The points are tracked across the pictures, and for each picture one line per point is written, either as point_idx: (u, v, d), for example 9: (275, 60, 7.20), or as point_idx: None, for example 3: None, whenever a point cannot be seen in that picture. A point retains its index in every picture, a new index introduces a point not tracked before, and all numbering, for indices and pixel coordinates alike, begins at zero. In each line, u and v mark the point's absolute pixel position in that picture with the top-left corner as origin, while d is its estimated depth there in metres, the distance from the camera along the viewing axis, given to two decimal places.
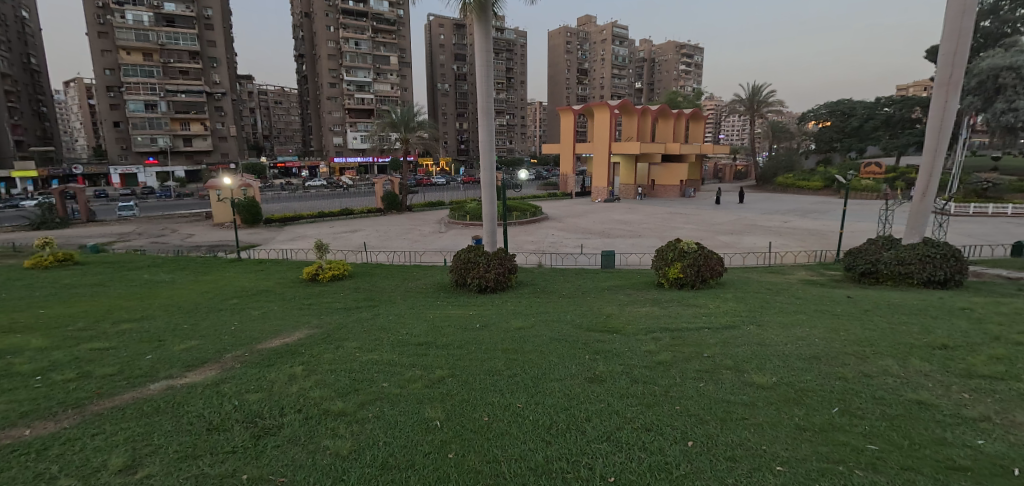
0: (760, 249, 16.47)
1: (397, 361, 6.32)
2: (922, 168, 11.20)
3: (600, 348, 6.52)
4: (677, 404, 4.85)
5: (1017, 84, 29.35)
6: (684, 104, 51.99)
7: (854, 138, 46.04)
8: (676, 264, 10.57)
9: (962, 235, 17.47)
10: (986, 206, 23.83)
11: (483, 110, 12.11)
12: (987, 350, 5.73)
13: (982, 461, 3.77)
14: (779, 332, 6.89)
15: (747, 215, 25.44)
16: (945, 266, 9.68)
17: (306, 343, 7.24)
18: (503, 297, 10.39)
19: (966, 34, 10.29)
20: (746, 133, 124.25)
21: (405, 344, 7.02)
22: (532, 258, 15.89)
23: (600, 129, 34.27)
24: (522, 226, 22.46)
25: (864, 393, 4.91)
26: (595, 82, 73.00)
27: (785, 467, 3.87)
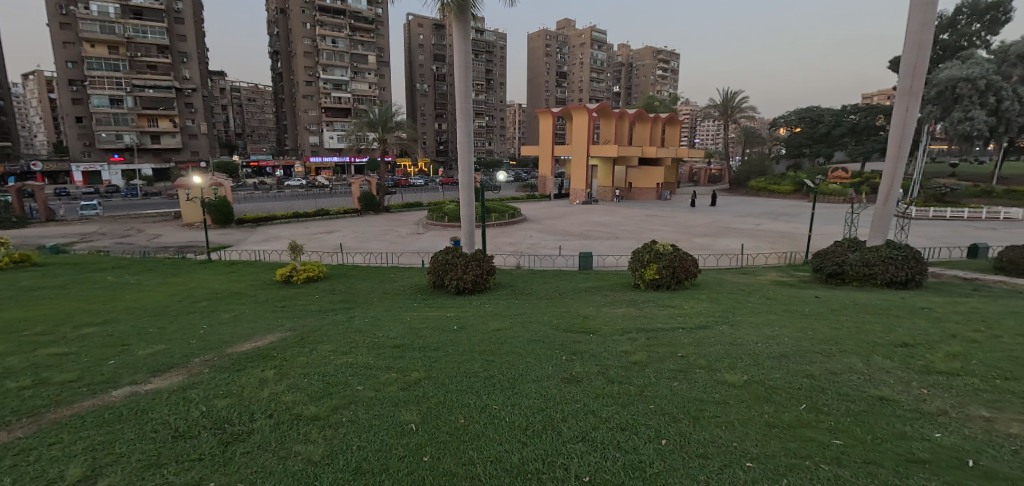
0: (733, 251, 16.84)
1: (374, 364, 6.24)
2: (884, 173, 11.60)
3: (577, 348, 6.57)
4: (651, 404, 4.92)
5: (973, 94, 30.78)
6: (661, 108, 52.82)
7: (823, 144, 47.50)
8: (652, 265, 10.72)
9: (924, 238, 18.19)
10: (945, 211, 24.87)
11: (462, 112, 12.10)
12: (945, 348, 5.96)
13: (939, 453, 3.92)
14: (750, 332, 7.05)
15: (722, 218, 25.98)
16: (906, 268, 10.05)
17: (278, 346, 7.09)
18: (481, 299, 10.36)
19: (926, 45, 10.73)
20: (720, 137, 127.07)
21: (381, 347, 6.95)
22: (511, 260, 15.91)
23: (578, 132, 34.54)
24: (501, 227, 22.49)
25: (829, 390, 5.05)
26: (573, 85, 73.54)
27: (754, 463, 3.96)
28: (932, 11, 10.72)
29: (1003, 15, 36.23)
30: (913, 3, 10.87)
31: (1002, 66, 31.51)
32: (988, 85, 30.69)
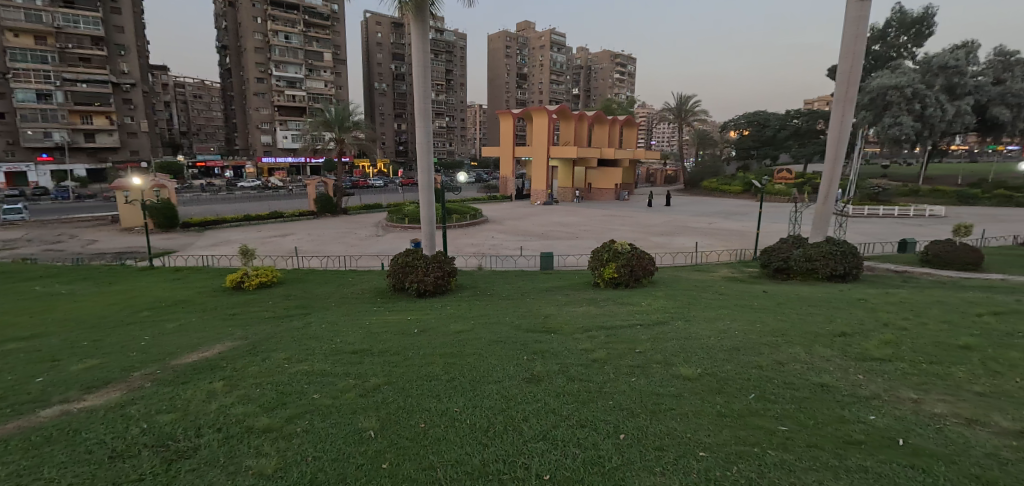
0: (688, 249, 17.38)
1: (332, 371, 6.09)
2: (824, 174, 12.19)
3: (538, 348, 6.62)
4: (610, 400, 5.01)
5: (901, 102, 33.10)
6: (619, 111, 53.94)
7: (770, 147, 49.78)
8: (610, 264, 10.91)
9: (861, 234, 19.35)
10: (878, 209, 26.60)
11: (420, 112, 11.96)
12: (878, 336, 6.38)
13: (874, 434, 4.16)
14: (704, 327, 7.30)
15: (677, 218, 26.80)
16: (845, 262, 10.69)
17: (228, 356, 6.80)
18: (442, 301, 10.28)
19: (860, 54, 11.40)
20: (675, 139, 131.06)
21: (339, 352, 6.78)
22: (472, 261, 15.86)
23: (539, 133, 34.79)
24: (462, 229, 22.39)
25: (776, 379, 5.30)
26: (533, 87, 74.04)
27: (706, 453, 4.08)
28: (864, 24, 11.43)
29: (927, 29, 39.11)
30: (848, 16, 11.55)
31: (926, 77, 34.03)
32: (915, 94, 33.04)
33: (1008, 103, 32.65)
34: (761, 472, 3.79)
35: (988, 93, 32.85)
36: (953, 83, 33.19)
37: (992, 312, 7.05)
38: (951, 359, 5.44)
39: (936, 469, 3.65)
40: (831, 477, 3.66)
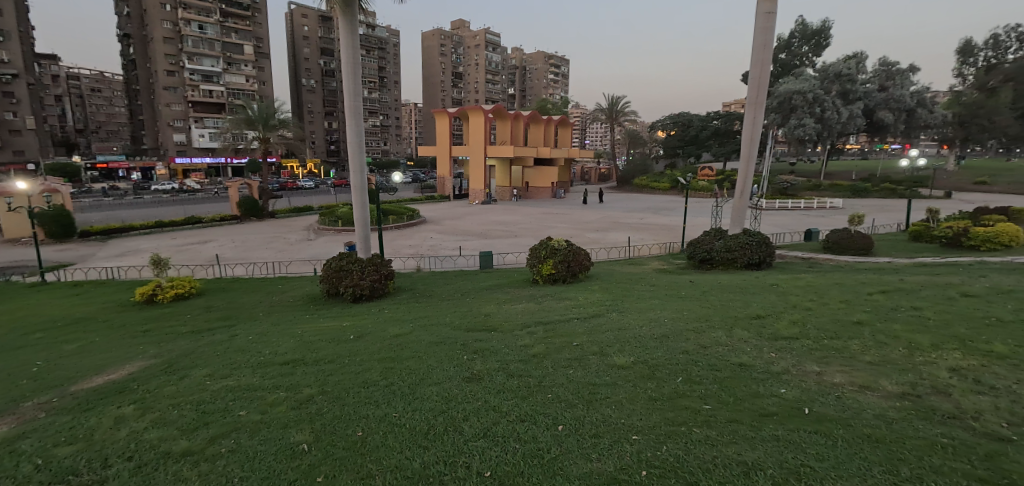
0: (621, 244, 18.04)
1: (260, 384, 5.80)
2: (740, 171, 13.02)
3: (478, 347, 6.63)
4: (549, 394, 5.11)
5: (805, 106, 36.10)
6: (553, 111, 54.95)
7: (693, 146, 52.57)
8: (548, 260, 11.12)
9: (774, 226, 20.96)
10: (788, 203, 28.93)
11: (351, 110, 11.58)
12: (788, 316, 6.97)
13: (785, 405, 4.50)
14: (636, 318, 7.61)
15: (611, 214, 27.75)
16: (760, 251, 11.59)
17: (141, 376, 6.30)
18: (379, 304, 10.04)
19: (769, 60, 12.29)
20: (607, 138, 135.63)
21: (268, 365, 6.47)
22: (410, 262, 15.59)
23: (474, 132, 34.70)
24: (399, 230, 21.95)
25: (701, 362, 5.62)
26: (469, 85, 73.78)
27: (639, 436, 4.22)
28: (770, 33, 12.37)
29: (824, 41, 43.00)
30: (757, 25, 12.44)
31: (825, 84, 37.32)
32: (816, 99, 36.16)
33: (891, 108, 36.57)
34: (688, 449, 3.98)
35: (874, 99, 36.63)
36: (846, 89, 36.65)
37: (882, 290, 7.89)
38: (850, 334, 6.02)
39: (838, 429, 4.00)
40: (749, 446, 3.92)
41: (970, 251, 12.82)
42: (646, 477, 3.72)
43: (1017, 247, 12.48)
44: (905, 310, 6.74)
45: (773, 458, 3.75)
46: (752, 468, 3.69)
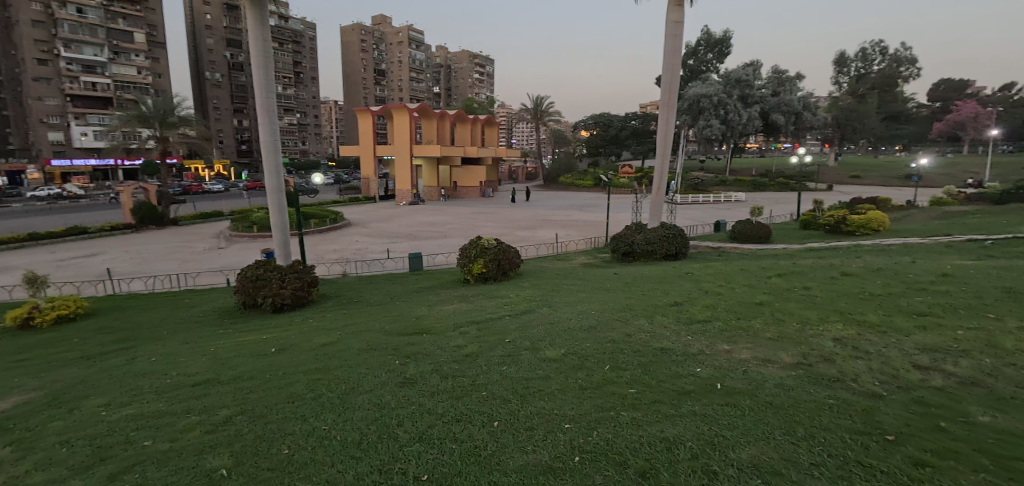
0: (549, 241, 18.53)
1: (170, 410, 5.40)
2: (656, 168, 13.80)
3: (411, 351, 6.59)
4: (484, 391, 5.19)
5: (711, 108, 38.91)
6: (479, 110, 55.10)
7: (613, 145, 54.87)
8: (478, 260, 11.21)
9: (688, 219, 22.47)
10: (699, 197, 31.07)
11: (263, 107, 11.03)
12: (701, 302, 7.57)
13: (700, 383, 4.86)
14: (565, 311, 7.91)
15: (539, 212, 28.34)
16: (676, 242, 12.43)
17: (23, 413, 5.65)
18: (303, 313, 9.62)
19: (679, 65, 13.17)
20: (533, 138, 138.26)
21: (178, 387, 6.05)
22: (335, 267, 15.06)
23: (399, 131, 34.02)
24: (321, 234, 21.08)
25: (626, 350, 5.96)
26: (393, 83, 72.19)
27: (571, 425, 4.35)
28: (679, 40, 13.27)
29: (725, 49, 46.58)
30: (667, 32, 13.28)
31: (728, 88, 40.42)
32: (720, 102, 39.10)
33: (783, 111, 40.31)
34: (616, 431, 4.12)
35: (769, 102, 40.20)
36: (745, 94, 39.94)
37: (779, 274, 8.77)
38: (753, 314, 6.67)
39: (745, 399, 4.36)
40: (669, 423, 4.12)
41: (848, 236, 14.50)
42: (579, 462, 3.81)
43: (885, 231, 14.28)
44: (797, 289, 7.56)
45: (690, 431, 3.96)
46: (673, 442, 3.86)
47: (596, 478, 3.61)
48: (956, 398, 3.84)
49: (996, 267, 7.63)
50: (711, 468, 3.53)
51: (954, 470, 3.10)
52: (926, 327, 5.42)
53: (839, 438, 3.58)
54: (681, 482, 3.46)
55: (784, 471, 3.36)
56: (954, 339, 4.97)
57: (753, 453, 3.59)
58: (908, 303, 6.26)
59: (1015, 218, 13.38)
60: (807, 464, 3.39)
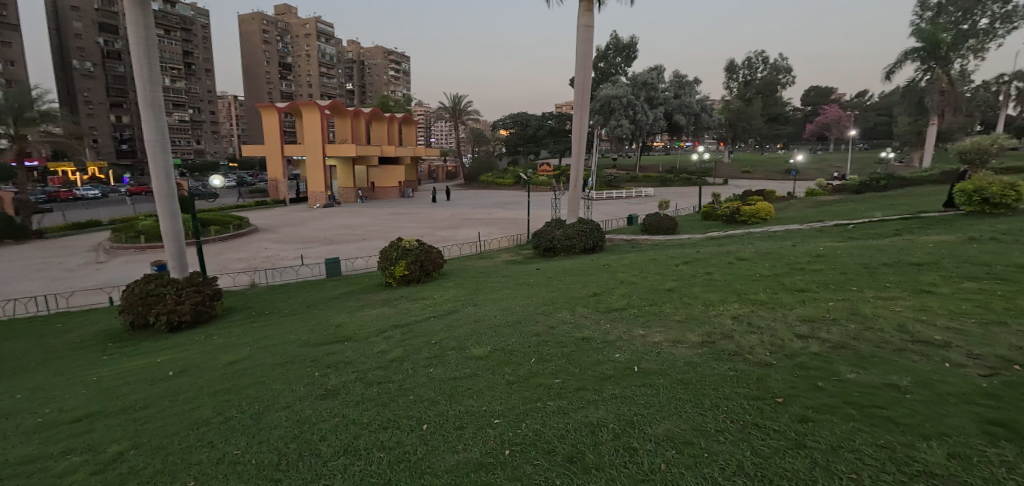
0: (471, 240, 18.64)
1: (43, 453, 4.72)
2: (572, 166, 14.34)
3: (330, 361, 6.30)
4: (410, 395, 4.98)
5: (621, 109, 41.03)
6: (396, 108, 53.89)
7: (531, 144, 56.12)
8: (400, 262, 11.03)
9: (602, 214, 23.59)
10: (613, 193, 32.74)
11: (148, 101, 9.99)
12: (617, 291, 8.05)
13: (621, 368, 5.05)
14: (490, 309, 8.04)
15: (461, 211, 28.34)
16: (593, 236, 13.06)
17: None
18: (207, 330, 8.90)
19: (591, 68, 13.79)
20: (452, 137, 137.86)
21: (54, 427, 5.33)
22: (242, 276, 14.07)
23: (310, 130, 32.41)
24: (225, 241, 19.63)
25: (551, 342, 6.12)
26: (300, 78, 68.43)
27: (501, 419, 4.26)
28: (590, 44, 13.90)
29: (632, 54, 49.30)
30: (579, 36, 13.86)
31: (636, 90, 42.79)
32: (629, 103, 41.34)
33: (684, 113, 43.39)
34: (544, 422, 4.10)
35: (671, 104, 43.08)
36: (651, 96, 42.65)
37: (685, 262, 9.52)
38: (663, 299, 7.24)
39: (661, 379, 4.59)
40: (594, 408, 4.19)
41: (742, 225, 16.05)
42: (509, 455, 3.73)
43: (772, 219, 15.96)
44: (701, 275, 8.28)
45: (613, 414, 4.04)
46: (597, 426, 3.91)
47: (528, 468, 3.55)
48: (825, 361, 4.43)
49: (858, 246, 8.84)
50: (632, 445, 3.62)
51: (831, 423, 3.48)
52: (805, 300, 6.21)
53: (738, 405, 3.90)
54: (608, 462, 3.49)
55: (696, 441, 3.54)
56: (827, 310, 5.74)
57: (669, 428, 3.73)
58: (790, 282, 7.09)
59: (871, 205, 15.50)
60: (715, 431, 3.60)
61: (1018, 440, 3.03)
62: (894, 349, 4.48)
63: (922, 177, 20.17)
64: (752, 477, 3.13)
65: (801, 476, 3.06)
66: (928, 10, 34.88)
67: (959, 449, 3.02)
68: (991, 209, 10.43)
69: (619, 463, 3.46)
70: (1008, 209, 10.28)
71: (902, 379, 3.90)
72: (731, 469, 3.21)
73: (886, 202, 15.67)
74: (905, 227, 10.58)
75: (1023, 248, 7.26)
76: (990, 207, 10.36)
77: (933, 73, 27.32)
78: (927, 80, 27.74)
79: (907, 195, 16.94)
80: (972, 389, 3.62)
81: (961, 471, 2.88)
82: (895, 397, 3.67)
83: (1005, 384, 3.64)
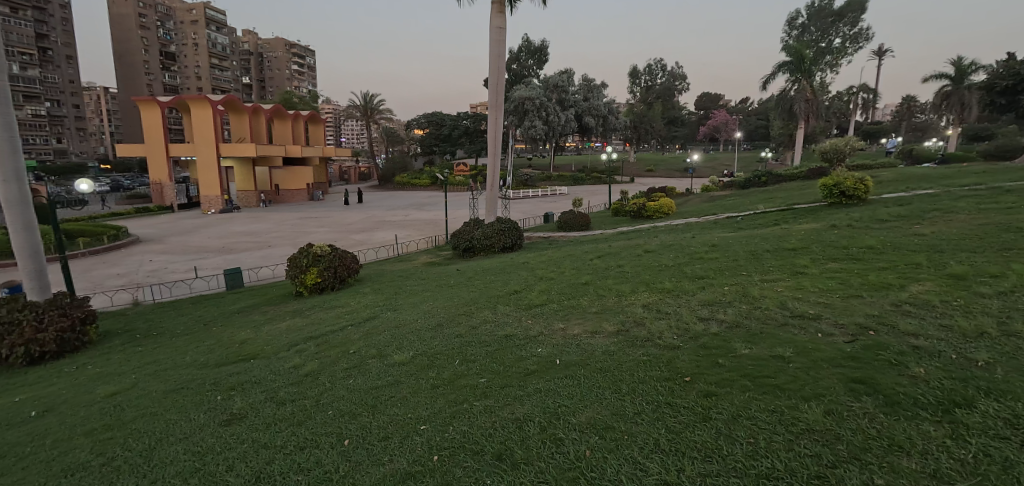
0: (387, 243, 18.17)
1: None
2: (488, 166, 14.45)
3: (236, 381, 5.84)
4: (328, 410, 4.75)
5: (534, 110, 42.07)
6: (300, 105, 50.94)
7: (446, 144, 55.72)
8: (311, 269, 10.52)
9: (518, 213, 24.06)
10: (528, 192, 33.50)
11: None
12: (535, 288, 8.30)
13: (543, 362, 5.18)
14: (410, 313, 7.91)
15: (375, 213, 27.54)
16: (511, 235, 13.31)
17: None
18: (80, 358, 7.85)
19: (503, 69, 14.03)
20: (364, 136, 133.18)
21: None
22: (123, 293, 12.57)
23: (201, 127, 29.71)
24: (102, 255, 17.46)
25: (472, 342, 6.12)
26: (186, 70, 62.08)
27: (426, 425, 4.22)
28: (502, 45, 14.12)
29: (543, 57, 50.66)
30: (491, 37, 14.06)
31: (547, 92, 44.03)
32: (541, 105, 42.50)
33: (592, 115, 45.41)
34: (470, 422, 4.14)
35: (581, 107, 44.85)
36: (562, 98, 44.13)
37: (597, 256, 10.00)
38: (579, 293, 7.59)
39: (580, 369, 4.82)
40: (519, 404, 4.31)
41: (647, 220, 17.15)
42: (438, 461, 3.74)
43: (673, 214, 17.24)
44: (613, 268, 8.76)
45: (538, 408, 4.20)
46: (523, 421, 4.06)
47: (458, 471, 3.61)
48: (723, 340, 4.93)
49: (744, 236, 9.84)
50: (557, 436, 3.80)
51: (730, 395, 3.89)
52: (704, 286, 6.84)
53: (651, 387, 4.23)
54: (535, 455, 3.65)
55: (616, 425, 3.80)
56: (722, 293, 6.36)
57: (592, 415, 3.96)
58: (691, 271, 7.74)
59: (754, 199, 17.26)
60: (632, 414, 3.89)
61: (877, 394, 3.60)
62: (778, 324, 5.10)
63: (795, 174, 22.81)
64: (667, 452, 3.42)
65: (707, 445, 3.41)
66: (793, 28, 39.43)
67: (834, 407, 3.53)
68: (846, 200, 12.06)
69: (546, 455, 3.62)
70: (859, 200, 11.93)
71: (786, 351, 4.44)
72: (648, 448, 3.49)
73: (766, 196, 17.52)
74: (781, 218, 11.92)
75: (871, 232, 8.52)
76: (845, 199, 11.97)
77: (800, 84, 30.83)
78: (795, 91, 31.25)
79: (783, 190, 19.03)
80: (838, 353, 4.23)
81: (835, 425, 3.36)
82: (780, 366, 4.19)
83: (863, 347, 4.28)
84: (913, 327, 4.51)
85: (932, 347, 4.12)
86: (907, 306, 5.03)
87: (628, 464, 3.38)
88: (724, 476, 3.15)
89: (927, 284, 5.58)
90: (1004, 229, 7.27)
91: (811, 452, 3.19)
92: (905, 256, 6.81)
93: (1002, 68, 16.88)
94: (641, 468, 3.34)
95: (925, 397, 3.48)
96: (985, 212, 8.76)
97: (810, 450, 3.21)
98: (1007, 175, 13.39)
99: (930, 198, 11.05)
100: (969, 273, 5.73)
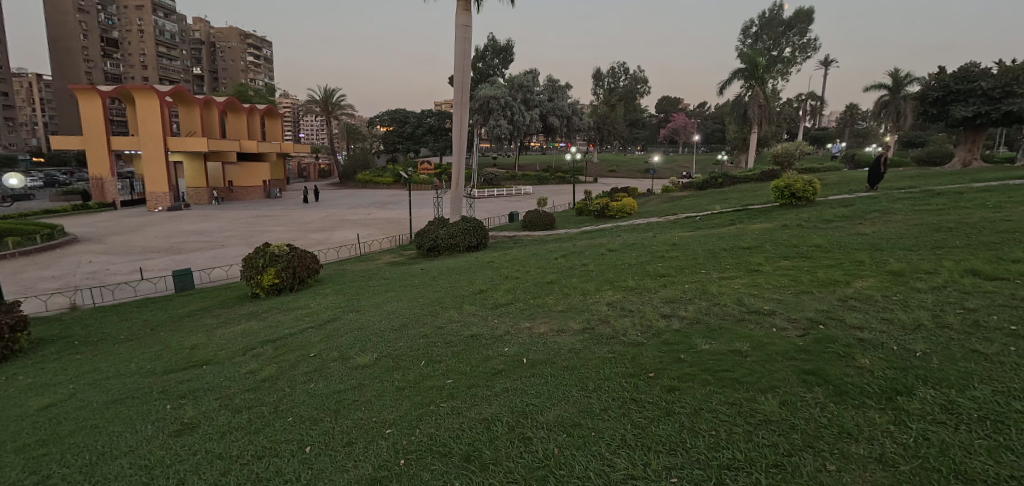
0: (348, 243, 17.74)
1: None
2: (454, 164, 14.20)
3: (187, 388, 5.59)
4: (287, 417, 4.61)
5: (499, 109, 42.31)
6: (255, 98, 49.13)
7: (409, 142, 55.03)
8: (268, 270, 10.13)
9: (484, 212, 24.07)
10: (493, 192, 33.54)
11: None
12: (501, 286, 8.35)
13: (508, 362, 5.17)
14: (372, 314, 7.76)
15: (336, 211, 26.87)
16: (476, 234, 13.30)
17: None
18: (8, 367, 7.29)
19: (468, 67, 13.94)
20: (323, 132, 129.97)
21: None
22: (59, 298, 11.73)
23: (146, 120, 28.00)
24: (36, 256, 16.26)
25: (439, 342, 6.03)
26: (130, 58, 58.49)
27: (393, 429, 4.15)
28: (468, 44, 14.09)
29: (508, 57, 50.81)
30: (456, 36, 13.99)
31: (513, 92, 44.30)
32: (507, 104, 42.82)
33: (557, 115, 46.07)
34: (437, 424, 4.11)
35: (546, 107, 45.20)
36: (526, 98, 44.33)
37: (561, 255, 10.14)
38: (545, 292, 7.65)
39: (548, 368, 4.86)
40: (487, 404, 4.31)
41: (610, 219, 17.51)
42: (405, 465, 3.69)
43: (635, 214, 17.66)
44: (577, 266, 8.94)
45: (506, 408, 4.20)
46: (491, 421, 4.05)
47: (425, 475, 3.57)
48: (684, 336, 5.09)
49: (702, 236, 10.19)
50: (525, 435, 3.82)
51: (692, 389, 4.02)
52: (665, 284, 7.05)
53: (616, 384, 4.32)
54: (503, 456, 3.65)
55: (582, 422, 3.85)
56: (682, 291, 6.58)
57: (559, 413, 4.01)
58: (654, 268, 7.96)
59: (711, 199, 17.87)
60: (599, 411, 3.95)
61: (826, 385, 3.81)
62: (735, 319, 5.32)
63: (747, 176, 23.77)
64: (632, 448, 3.51)
65: (672, 439, 3.52)
66: (747, 37, 41.17)
67: (788, 398, 3.71)
68: (796, 201, 12.64)
69: (514, 456, 3.63)
70: (808, 201, 12.53)
71: (743, 345, 4.63)
72: (615, 444, 3.56)
73: (722, 197, 18.16)
74: (736, 218, 12.44)
75: (817, 232, 8.98)
76: (795, 200, 12.55)
77: (753, 90, 32.16)
78: (749, 97, 32.60)
79: (739, 191, 19.85)
80: (791, 347, 4.45)
81: (790, 415, 3.53)
82: (738, 360, 4.37)
83: (813, 341, 4.52)
84: (859, 320, 4.81)
85: (875, 340, 4.39)
86: (853, 301, 5.34)
87: (596, 461, 3.44)
88: (689, 468, 3.25)
89: (868, 280, 5.95)
90: (936, 229, 7.83)
91: (768, 442, 3.34)
92: (849, 254, 7.21)
93: (933, 80, 18.13)
94: (608, 464, 3.40)
95: (870, 386, 3.71)
96: (917, 213, 9.36)
97: (767, 440, 3.36)
98: (938, 180, 14.41)
99: (869, 200, 11.74)
100: (906, 269, 6.13)
